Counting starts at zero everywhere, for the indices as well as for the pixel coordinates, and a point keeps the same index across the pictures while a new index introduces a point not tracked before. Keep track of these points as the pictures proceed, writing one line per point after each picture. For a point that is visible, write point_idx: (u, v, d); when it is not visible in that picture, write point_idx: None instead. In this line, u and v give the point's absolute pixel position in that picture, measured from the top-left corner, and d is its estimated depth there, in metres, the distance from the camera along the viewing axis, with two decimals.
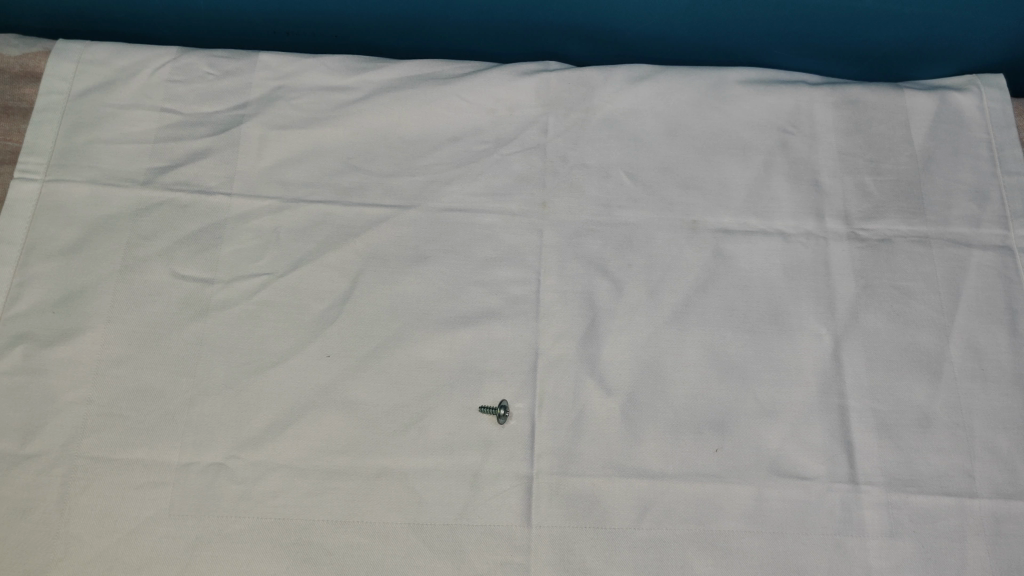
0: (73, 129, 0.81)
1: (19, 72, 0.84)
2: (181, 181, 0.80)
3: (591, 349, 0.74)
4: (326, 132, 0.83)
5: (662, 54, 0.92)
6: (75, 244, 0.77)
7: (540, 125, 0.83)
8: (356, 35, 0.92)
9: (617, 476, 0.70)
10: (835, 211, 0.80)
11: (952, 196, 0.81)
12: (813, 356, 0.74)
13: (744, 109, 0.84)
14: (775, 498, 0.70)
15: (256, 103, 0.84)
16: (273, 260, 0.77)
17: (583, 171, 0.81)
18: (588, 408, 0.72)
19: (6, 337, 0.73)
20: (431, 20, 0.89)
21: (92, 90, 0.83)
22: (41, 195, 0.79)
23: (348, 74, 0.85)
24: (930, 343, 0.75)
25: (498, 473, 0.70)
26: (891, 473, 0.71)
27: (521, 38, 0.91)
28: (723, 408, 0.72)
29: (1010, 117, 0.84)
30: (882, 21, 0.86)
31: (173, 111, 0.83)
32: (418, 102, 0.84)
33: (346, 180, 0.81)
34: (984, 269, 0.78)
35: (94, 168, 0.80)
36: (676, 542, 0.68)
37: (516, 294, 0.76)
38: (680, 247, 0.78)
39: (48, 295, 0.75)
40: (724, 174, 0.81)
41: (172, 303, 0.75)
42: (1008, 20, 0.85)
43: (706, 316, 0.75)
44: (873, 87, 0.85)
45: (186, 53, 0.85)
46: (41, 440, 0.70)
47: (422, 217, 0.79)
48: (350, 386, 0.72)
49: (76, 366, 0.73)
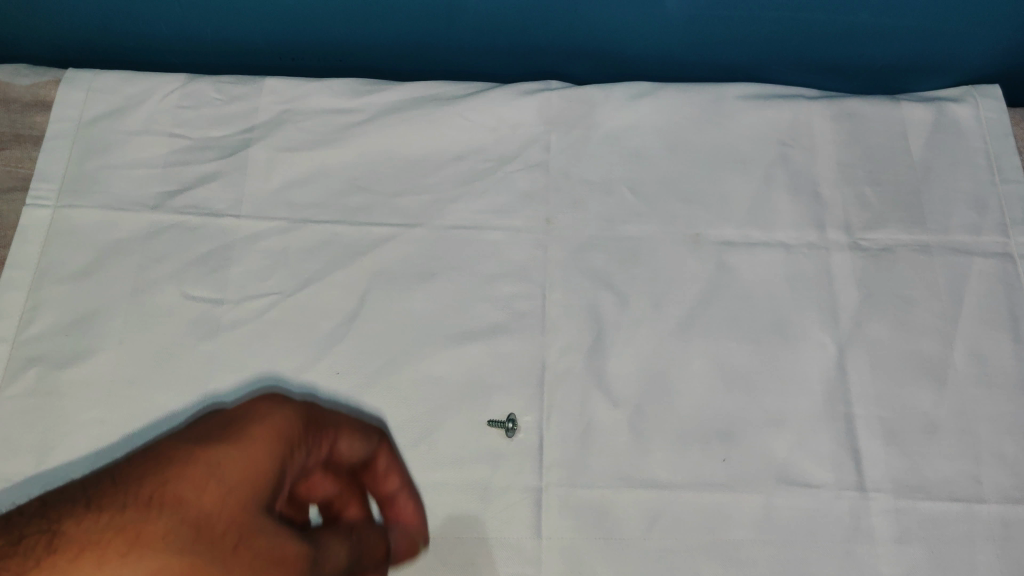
0: (84, 155, 0.83)
1: (31, 101, 0.87)
2: (190, 205, 0.82)
3: (598, 362, 0.75)
4: (333, 154, 0.84)
5: (661, 70, 0.94)
6: (87, 268, 0.79)
7: (542, 143, 0.85)
8: (361, 59, 0.94)
9: (626, 486, 0.70)
10: (836, 222, 0.81)
11: (951, 205, 0.82)
12: (819, 365, 0.75)
13: (743, 123, 0.86)
14: (784, 507, 0.70)
15: (263, 127, 0.85)
16: (283, 280, 0.78)
17: (586, 188, 0.83)
18: (595, 420, 0.73)
19: (20, 360, 0.74)
20: (433, 43, 0.91)
21: (102, 117, 0.85)
22: (54, 221, 0.80)
23: (353, 97, 0.87)
24: (933, 350, 0.75)
25: (507, 486, 0.71)
26: (899, 480, 0.71)
27: (521, 58, 0.93)
28: (729, 418, 0.73)
29: (1007, 126, 0.85)
30: (876, 36, 0.88)
31: (182, 136, 0.85)
32: (422, 123, 0.85)
33: (353, 201, 0.82)
34: (985, 276, 0.78)
35: (105, 193, 0.82)
36: (687, 551, 0.68)
37: (522, 309, 0.77)
38: (683, 259, 0.79)
39: (62, 318, 0.76)
40: (725, 187, 0.83)
41: (183, 324, 0.76)
42: (1001, 31, 0.86)
43: (710, 328, 0.76)
44: (871, 100, 0.86)
45: (194, 79, 0.87)
46: (54, 461, 0.71)
47: (428, 234, 0.80)
48: (359, 403, 0.73)
49: (89, 387, 0.74)
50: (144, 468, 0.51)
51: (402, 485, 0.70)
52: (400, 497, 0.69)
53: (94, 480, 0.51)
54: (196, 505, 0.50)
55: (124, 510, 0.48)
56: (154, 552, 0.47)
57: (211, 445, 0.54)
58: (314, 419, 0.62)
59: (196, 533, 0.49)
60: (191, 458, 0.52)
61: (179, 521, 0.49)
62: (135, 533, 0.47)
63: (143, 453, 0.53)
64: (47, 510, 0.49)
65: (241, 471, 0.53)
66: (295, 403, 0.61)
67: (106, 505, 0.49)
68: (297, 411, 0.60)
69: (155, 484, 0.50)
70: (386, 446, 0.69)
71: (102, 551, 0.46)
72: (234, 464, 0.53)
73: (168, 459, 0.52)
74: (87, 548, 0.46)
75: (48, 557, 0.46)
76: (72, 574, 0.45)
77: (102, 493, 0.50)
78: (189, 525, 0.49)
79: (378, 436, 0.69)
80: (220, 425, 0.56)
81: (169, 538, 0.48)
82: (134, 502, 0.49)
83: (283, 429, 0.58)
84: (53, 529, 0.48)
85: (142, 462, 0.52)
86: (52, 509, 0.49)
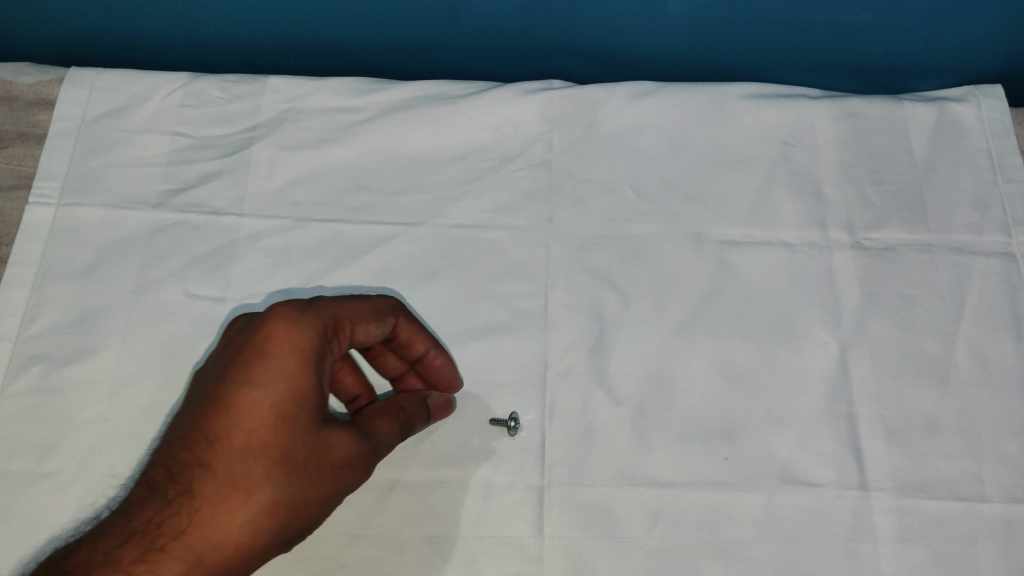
0: (87, 153, 0.84)
1: (34, 99, 0.87)
2: (193, 204, 0.82)
3: (600, 361, 0.75)
4: (336, 152, 0.84)
5: (663, 70, 0.94)
6: (90, 266, 0.79)
7: (544, 141, 0.85)
8: (363, 57, 0.94)
9: (628, 485, 0.70)
10: (838, 221, 0.81)
11: (953, 205, 0.82)
12: (821, 364, 0.75)
13: (746, 123, 0.86)
14: (786, 506, 0.70)
15: (266, 125, 0.86)
16: (285, 278, 0.78)
17: (588, 187, 0.83)
18: (598, 419, 0.73)
19: (23, 358, 0.75)
20: (436, 42, 0.91)
21: (105, 115, 0.85)
22: (57, 219, 0.80)
23: (356, 96, 0.87)
24: (935, 349, 0.76)
25: (509, 484, 0.71)
26: (901, 479, 0.71)
27: (524, 57, 0.93)
28: (731, 417, 0.73)
29: (1009, 126, 0.85)
30: (879, 36, 0.88)
31: (185, 134, 0.85)
32: (424, 122, 0.85)
33: (355, 200, 0.82)
34: (987, 276, 0.78)
35: (108, 192, 0.82)
36: (689, 550, 0.68)
37: (524, 308, 0.77)
38: (686, 258, 0.79)
39: (64, 316, 0.77)
40: (727, 187, 0.83)
41: (186, 322, 0.76)
42: (1004, 31, 0.86)
43: (713, 328, 0.76)
44: (873, 100, 0.86)
45: (196, 78, 0.87)
46: (57, 458, 0.71)
47: (430, 233, 0.80)
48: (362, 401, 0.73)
49: (92, 385, 0.74)
50: (224, 420, 0.59)
51: (431, 347, 0.72)
52: (433, 356, 0.72)
53: (184, 437, 0.59)
54: (283, 445, 0.59)
55: (233, 464, 0.58)
56: (270, 492, 0.59)
57: (257, 383, 0.60)
58: (336, 325, 0.64)
59: (288, 466, 0.59)
60: (255, 403, 0.59)
61: (276, 464, 0.59)
62: (251, 481, 0.58)
63: (208, 402, 0.60)
64: (164, 470, 0.59)
65: (298, 406, 0.60)
66: (311, 316, 0.62)
67: (217, 460, 0.58)
68: (316, 321, 0.62)
69: (245, 434, 0.59)
70: (402, 317, 0.69)
71: (232, 499, 0.58)
72: (289, 397, 0.60)
73: (237, 407, 0.59)
74: (220, 497, 0.58)
75: (192, 511, 0.58)
76: (214, 524, 0.58)
77: (205, 450, 0.59)
78: (283, 465, 0.59)
79: (393, 313, 0.69)
80: (253, 359, 0.60)
81: (274, 479, 0.59)
82: (237, 453, 0.59)
83: (306, 344, 0.61)
84: (184, 488, 0.58)
85: (216, 412, 0.59)
86: (168, 468, 0.59)
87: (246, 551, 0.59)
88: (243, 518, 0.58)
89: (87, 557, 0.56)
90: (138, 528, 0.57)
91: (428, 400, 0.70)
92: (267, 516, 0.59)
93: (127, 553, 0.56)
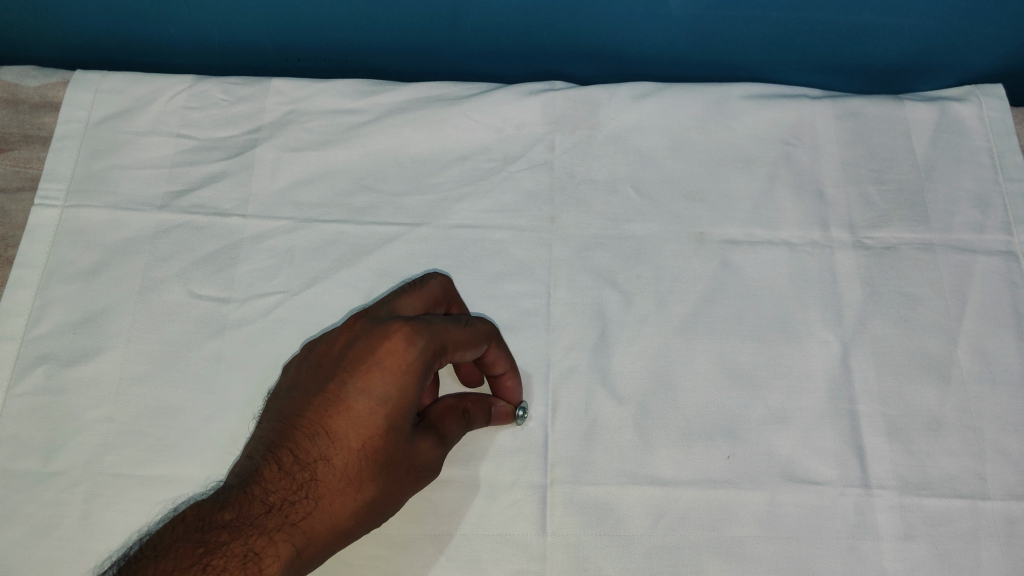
0: (92, 155, 0.84)
1: (40, 102, 0.88)
2: (197, 205, 0.82)
3: (602, 360, 0.75)
4: (339, 154, 0.85)
5: (665, 70, 0.94)
6: (95, 267, 0.79)
7: (546, 142, 0.85)
8: (366, 60, 0.94)
9: (631, 483, 0.71)
10: (840, 220, 0.81)
11: (955, 204, 0.82)
12: (822, 362, 0.75)
13: (747, 123, 0.86)
14: (788, 503, 0.70)
15: (269, 127, 0.86)
16: (288, 278, 0.79)
17: (590, 187, 0.83)
18: (601, 417, 0.73)
19: (28, 359, 0.75)
20: (438, 43, 0.91)
21: (110, 118, 0.86)
22: (63, 220, 0.81)
23: (359, 98, 0.87)
24: (937, 348, 0.76)
25: (513, 482, 0.71)
26: (902, 476, 0.71)
27: (526, 58, 0.93)
28: (733, 415, 0.73)
29: (1010, 125, 0.85)
30: (880, 36, 0.88)
31: (189, 137, 0.86)
32: (427, 123, 0.86)
33: (358, 201, 0.83)
34: (988, 274, 0.78)
35: (114, 193, 0.83)
36: (690, 548, 0.68)
37: (527, 307, 0.78)
38: (688, 257, 0.79)
39: (70, 316, 0.77)
40: (729, 187, 0.83)
41: (190, 322, 0.77)
42: (1004, 30, 0.86)
43: (716, 326, 0.76)
44: (873, 100, 0.87)
45: (201, 80, 0.88)
46: (64, 457, 0.71)
47: (433, 233, 0.81)
48: None
49: (99, 384, 0.74)
50: (343, 420, 0.63)
51: (508, 368, 0.72)
52: (506, 377, 0.72)
53: (303, 432, 0.63)
54: (391, 449, 0.63)
55: (349, 462, 0.63)
56: (377, 491, 0.63)
57: (374, 393, 0.63)
58: (443, 350, 0.65)
59: (391, 470, 0.63)
60: (372, 411, 0.63)
61: (385, 468, 0.63)
62: (363, 479, 0.63)
63: (327, 400, 0.64)
64: (289, 455, 0.63)
65: (407, 416, 0.64)
66: (425, 340, 0.64)
67: (336, 456, 0.63)
68: (430, 344, 0.64)
69: (362, 436, 0.63)
70: (494, 344, 0.70)
71: (346, 491, 0.62)
72: (401, 408, 0.63)
73: (355, 412, 0.63)
74: (337, 489, 0.62)
75: (313, 497, 0.62)
76: (327, 511, 0.62)
77: (325, 446, 0.63)
78: (389, 469, 0.63)
79: (487, 339, 0.69)
80: (373, 370, 0.63)
81: (382, 480, 0.63)
82: (354, 452, 0.63)
83: (419, 366, 0.64)
84: (304, 478, 0.62)
85: (334, 413, 0.63)
86: (292, 453, 0.63)
87: (347, 538, 0.64)
88: (352, 509, 0.63)
89: (222, 525, 0.60)
90: (265, 506, 0.61)
91: (493, 407, 0.71)
92: (371, 510, 0.64)
93: (257, 527, 0.60)
